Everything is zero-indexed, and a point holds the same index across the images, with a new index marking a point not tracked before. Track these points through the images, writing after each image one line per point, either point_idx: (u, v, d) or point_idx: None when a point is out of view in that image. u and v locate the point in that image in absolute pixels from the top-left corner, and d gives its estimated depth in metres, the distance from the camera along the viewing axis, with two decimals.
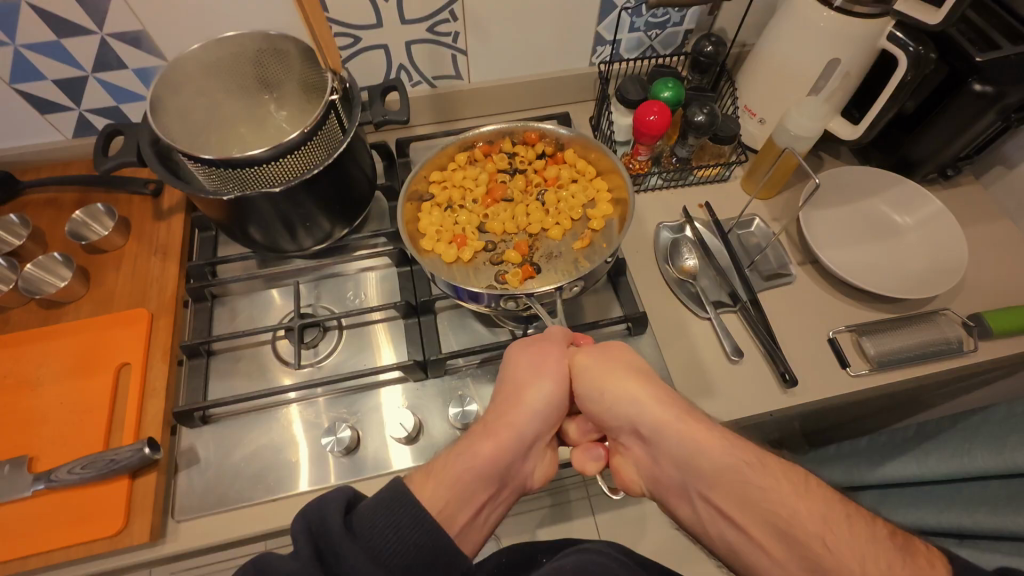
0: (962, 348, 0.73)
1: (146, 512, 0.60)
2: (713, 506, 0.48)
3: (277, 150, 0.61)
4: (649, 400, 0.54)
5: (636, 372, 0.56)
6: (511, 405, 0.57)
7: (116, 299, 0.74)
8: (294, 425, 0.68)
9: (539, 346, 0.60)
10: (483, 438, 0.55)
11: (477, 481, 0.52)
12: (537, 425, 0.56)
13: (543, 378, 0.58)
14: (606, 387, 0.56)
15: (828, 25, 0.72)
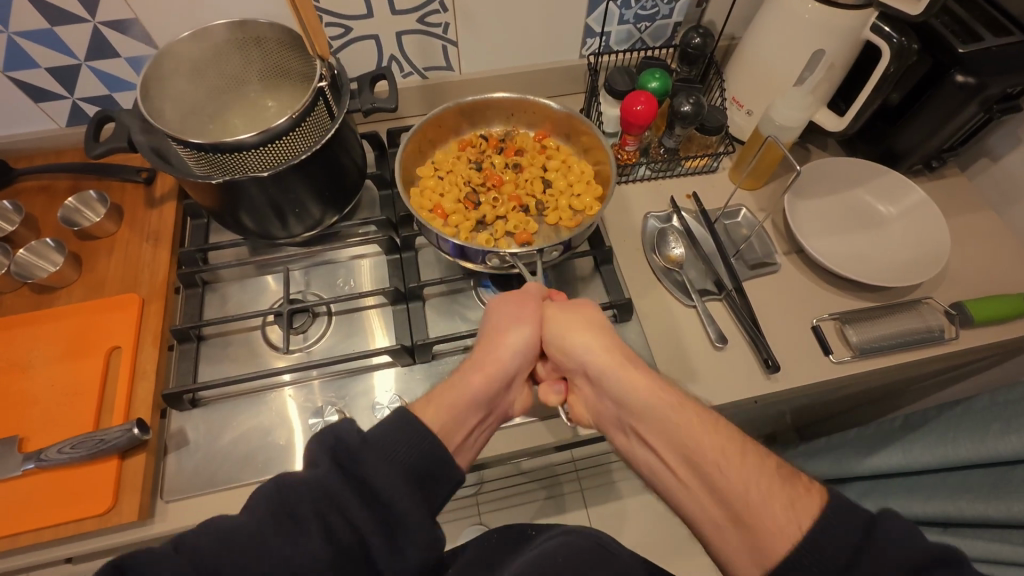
0: (944, 336, 0.74)
1: (135, 492, 0.61)
2: (647, 445, 0.54)
3: (266, 136, 0.62)
4: (599, 346, 0.58)
5: (592, 322, 0.60)
6: (495, 343, 0.60)
7: (108, 284, 0.74)
8: (289, 407, 0.69)
9: (509, 293, 0.63)
10: (473, 370, 0.58)
11: (471, 403, 0.56)
12: (522, 358, 0.60)
13: (521, 320, 0.61)
14: (569, 335, 0.60)
15: (812, 17, 0.73)
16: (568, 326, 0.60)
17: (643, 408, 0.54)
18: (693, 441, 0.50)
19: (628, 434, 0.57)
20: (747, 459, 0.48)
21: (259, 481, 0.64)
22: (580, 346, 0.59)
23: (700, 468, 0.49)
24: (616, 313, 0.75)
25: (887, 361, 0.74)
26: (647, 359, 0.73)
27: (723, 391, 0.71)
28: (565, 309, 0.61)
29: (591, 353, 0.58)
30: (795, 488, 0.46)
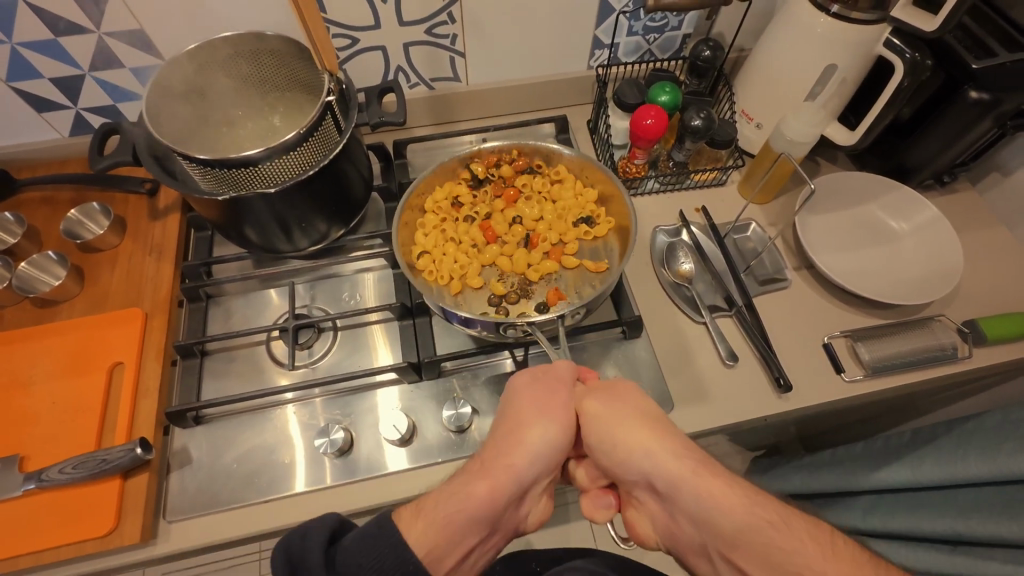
0: (957, 355, 0.73)
1: (137, 513, 0.60)
2: (739, 572, 0.50)
3: (273, 151, 0.61)
4: (663, 452, 0.53)
5: (635, 418, 0.55)
6: (519, 431, 0.55)
7: (110, 298, 0.73)
8: (290, 427, 0.68)
9: (546, 404, 0.57)
10: (480, 477, 0.53)
11: (471, 522, 0.51)
12: (536, 468, 0.54)
13: (543, 418, 0.56)
14: (615, 434, 0.55)
15: (824, 31, 0.72)
16: (614, 420, 0.56)
17: (727, 522, 0.49)
18: (747, 523, 0.49)
19: (714, 563, 0.52)
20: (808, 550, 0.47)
21: (262, 501, 0.63)
22: (614, 435, 0.55)
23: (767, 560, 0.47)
24: (625, 330, 0.74)
25: (897, 379, 0.73)
26: (657, 377, 0.72)
27: (734, 410, 0.71)
28: (608, 411, 0.56)
29: (654, 463, 0.53)
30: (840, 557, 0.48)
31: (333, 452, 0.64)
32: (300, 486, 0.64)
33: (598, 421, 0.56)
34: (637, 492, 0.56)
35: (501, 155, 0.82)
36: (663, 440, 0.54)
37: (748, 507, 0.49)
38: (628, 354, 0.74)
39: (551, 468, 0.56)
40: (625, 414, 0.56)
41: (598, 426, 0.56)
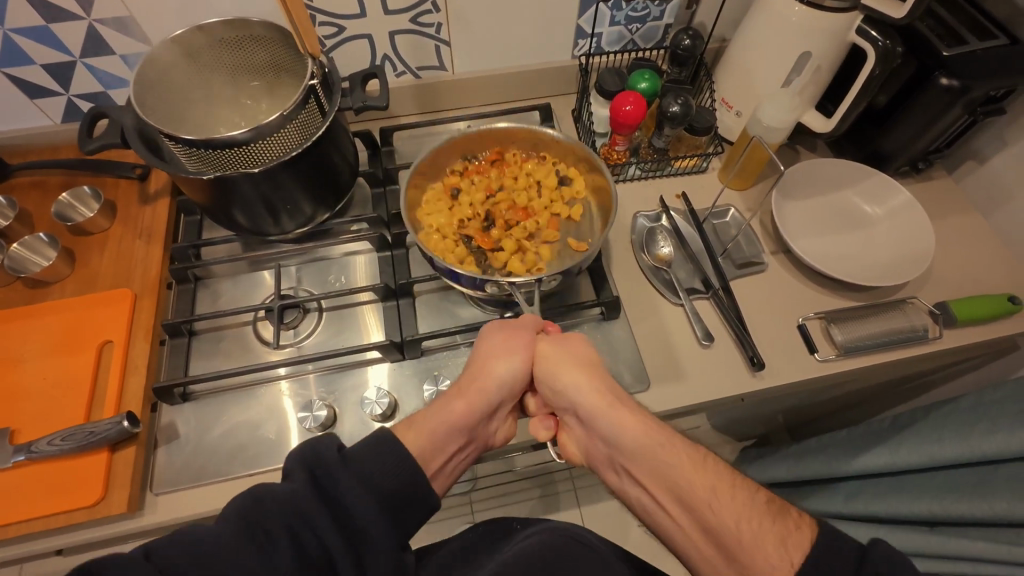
0: (927, 335, 0.75)
1: (124, 485, 0.62)
2: (640, 483, 0.54)
3: (256, 133, 0.63)
4: (588, 387, 0.58)
5: (585, 360, 0.61)
6: (504, 351, 0.61)
7: (100, 280, 0.75)
8: (284, 401, 0.70)
9: (509, 326, 0.63)
10: (457, 397, 0.59)
11: (453, 432, 0.57)
12: (502, 391, 0.61)
13: (509, 352, 0.61)
14: (560, 373, 0.60)
15: (798, 20, 0.74)
16: (562, 338, 0.63)
17: (630, 444, 0.55)
18: (656, 445, 0.54)
19: (618, 472, 0.57)
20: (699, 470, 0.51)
21: (248, 474, 0.65)
22: (557, 370, 0.60)
23: (652, 467, 0.53)
24: (604, 310, 0.76)
25: (870, 359, 0.75)
26: (634, 357, 0.74)
27: (708, 389, 0.72)
28: (557, 349, 0.61)
29: (580, 393, 0.58)
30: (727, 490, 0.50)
31: (316, 426, 0.66)
32: None
33: (546, 351, 0.61)
34: (574, 424, 0.62)
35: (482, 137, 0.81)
36: (592, 373, 0.60)
37: (659, 430, 0.55)
38: (607, 335, 0.76)
39: (522, 383, 0.62)
40: (571, 351, 0.62)
41: (546, 360, 0.61)
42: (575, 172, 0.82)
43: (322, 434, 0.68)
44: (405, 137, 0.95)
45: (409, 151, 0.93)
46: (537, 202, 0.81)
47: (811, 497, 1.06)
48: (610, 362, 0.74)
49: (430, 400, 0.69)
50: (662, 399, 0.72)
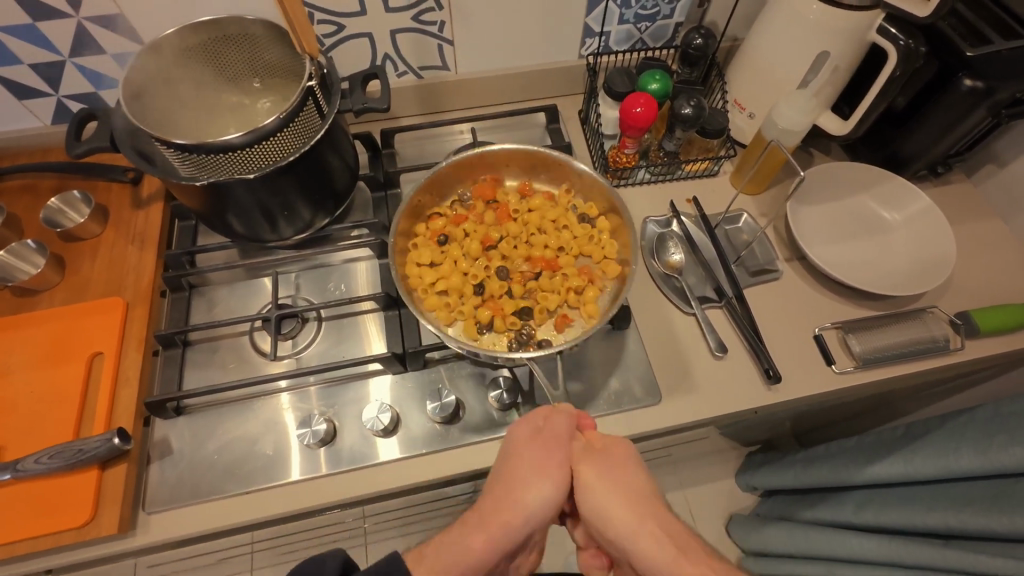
0: (949, 346, 0.72)
1: (115, 503, 0.59)
2: None
3: (253, 136, 0.60)
4: (639, 536, 0.51)
5: (629, 494, 0.53)
6: (535, 470, 0.54)
7: (91, 287, 0.72)
8: (285, 416, 0.67)
9: (541, 439, 0.56)
10: (474, 529, 0.51)
11: (470, 575, 0.50)
12: (532, 525, 0.53)
13: (543, 477, 0.54)
14: (606, 508, 0.53)
15: (816, 18, 0.71)
16: (604, 458, 0.56)
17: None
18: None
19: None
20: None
21: (245, 492, 0.63)
22: (599, 498, 0.53)
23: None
24: (613, 320, 0.73)
25: (889, 371, 0.72)
26: (644, 369, 0.72)
27: (720, 402, 0.70)
28: (600, 476, 0.54)
29: (627, 538, 0.51)
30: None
31: (315, 442, 0.64)
32: (294, 475, 0.64)
33: (586, 472, 0.55)
34: (623, 569, 0.57)
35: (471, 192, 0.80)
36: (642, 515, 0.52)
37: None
38: (616, 345, 0.73)
39: (554, 510, 0.54)
40: (614, 480, 0.54)
41: (589, 489, 0.54)
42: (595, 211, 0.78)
43: (324, 450, 0.66)
44: (407, 139, 0.92)
45: (411, 153, 0.90)
46: (554, 244, 0.75)
47: (821, 507, 1.04)
48: (619, 373, 0.71)
49: (434, 415, 0.66)
50: (674, 412, 0.69)
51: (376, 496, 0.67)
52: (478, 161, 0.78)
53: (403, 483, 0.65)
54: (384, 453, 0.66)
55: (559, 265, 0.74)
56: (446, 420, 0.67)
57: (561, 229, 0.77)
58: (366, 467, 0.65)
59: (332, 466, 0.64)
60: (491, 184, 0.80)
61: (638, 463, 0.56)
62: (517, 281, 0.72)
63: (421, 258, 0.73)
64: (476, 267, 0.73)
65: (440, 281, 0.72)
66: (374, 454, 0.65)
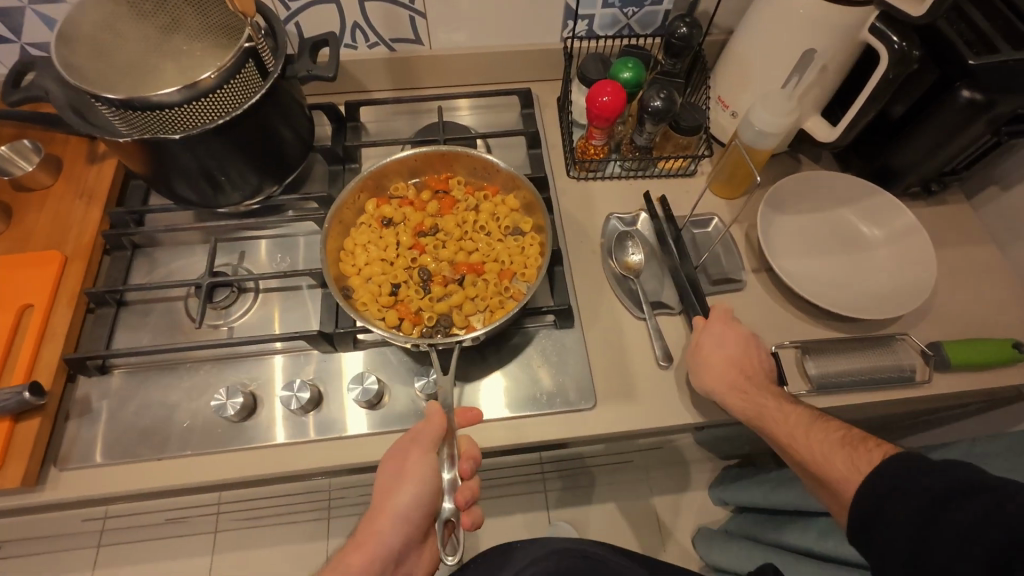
0: (914, 378, 0.67)
1: (22, 457, 0.59)
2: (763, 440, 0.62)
3: (187, 93, 0.58)
4: (695, 362, 0.65)
5: (721, 339, 0.65)
6: (694, 360, 0.65)
7: (34, 238, 0.72)
8: (277, 376, 0.67)
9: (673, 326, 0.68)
10: (353, 548, 0.52)
11: None
12: (403, 532, 0.53)
13: (403, 484, 0.51)
14: (703, 347, 0.65)
15: (806, 13, 0.66)
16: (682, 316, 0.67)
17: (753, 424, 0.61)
18: (788, 433, 0.58)
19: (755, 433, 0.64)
20: (822, 441, 0.56)
21: (157, 459, 0.62)
22: (720, 373, 0.63)
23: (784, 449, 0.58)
24: (557, 318, 0.70)
25: (845, 399, 0.67)
26: (584, 371, 0.68)
27: (656, 413, 0.67)
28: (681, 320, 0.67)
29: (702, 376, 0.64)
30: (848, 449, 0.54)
31: (233, 415, 0.62)
32: (281, 438, 0.64)
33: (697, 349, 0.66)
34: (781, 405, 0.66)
35: (424, 182, 0.76)
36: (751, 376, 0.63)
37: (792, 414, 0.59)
38: (558, 344, 0.70)
39: (426, 514, 0.53)
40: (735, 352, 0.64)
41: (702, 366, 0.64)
42: (530, 223, 0.71)
43: (243, 423, 0.64)
44: (377, 114, 0.89)
45: (379, 128, 0.88)
46: (484, 249, 0.70)
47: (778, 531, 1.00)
48: (556, 374, 0.68)
49: (357, 400, 0.64)
50: (607, 419, 0.66)
51: (294, 475, 0.66)
52: (431, 163, 0.73)
53: (317, 464, 0.63)
54: (356, 426, 0.65)
55: (484, 270, 0.69)
56: (371, 404, 0.65)
57: (494, 234, 0.71)
58: (280, 446, 0.64)
59: (245, 442, 0.63)
60: (445, 177, 0.75)
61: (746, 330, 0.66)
62: (437, 282, 0.67)
63: (359, 240, 0.69)
64: (403, 260, 0.69)
65: (367, 265, 0.68)
66: (303, 433, 0.64)
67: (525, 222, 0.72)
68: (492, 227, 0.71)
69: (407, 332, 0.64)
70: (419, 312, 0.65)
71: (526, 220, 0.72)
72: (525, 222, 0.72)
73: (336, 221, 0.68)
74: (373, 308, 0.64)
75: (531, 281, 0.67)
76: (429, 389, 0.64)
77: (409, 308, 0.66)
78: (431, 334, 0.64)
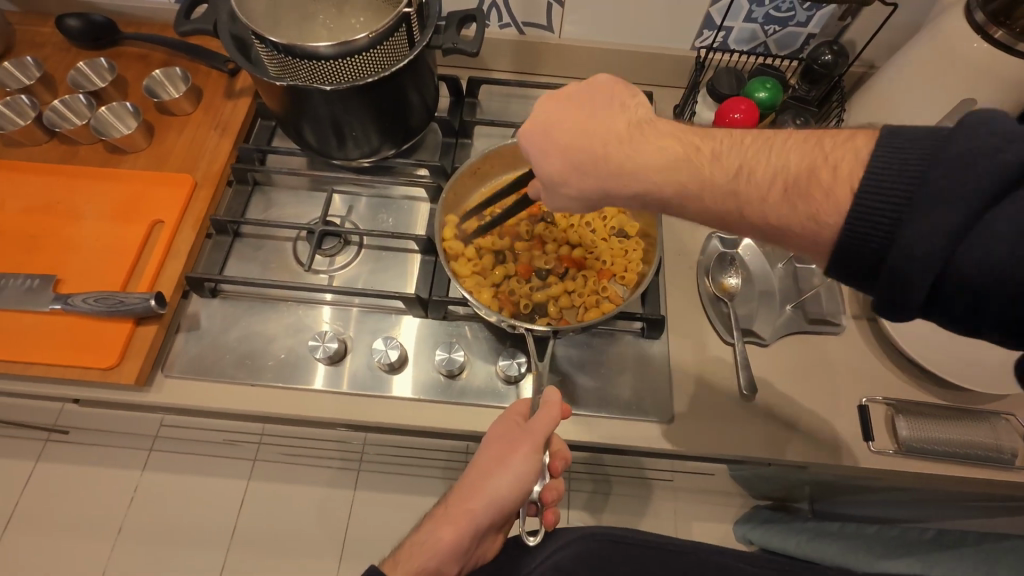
0: (1013, 463, 0.63)
1: (138, 358, 0.64)
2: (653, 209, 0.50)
3: (341, 50, 0.60)
4: (546, 127, 0.53)
5: (564, 129, 0.52)
6: (543, 152, 0.53)
7: (170, 159, 0.77)
8: (326, 323, 0.70)
9: (552, 140, 0.53)
10: (442, 522, 0.52)
11: (443, 565, 0.51)
12: (496, 517, 0.53)
13: (503, 466, 0.53)
14: (549, 132, 0.53)
15: (974, 59, 0.62)
16: (545, 121, 0.53)
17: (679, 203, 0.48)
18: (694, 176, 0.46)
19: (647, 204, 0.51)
20: (662, 150, 0.48)
21: (249, 383, 0.66)
22: (631, 170, 0.49)
23: (643, 198, 0.50)
24: (645, 327, 0.70)
25: (934, 469, 0.64)
26: (664, 384, 0.68)
27: (729, 442, 0.66)
28: (545, 116, 0.54)
29: (565, 178, 0.52)
30: (685, 172, 0.46)
31: (323, 357, 0.65)
32: (317, 384, 0.66)
33: (561, 129, 0.52)
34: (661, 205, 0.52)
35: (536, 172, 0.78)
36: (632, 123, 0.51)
37: (592, 125, 0.51)
38: (642, 353, 0.70)
39: (517, 503, 0.53)
40: (587, 153, 0.51)
41: (556, 135, 0.53)
42: (637, 228, 0.72)
43: (328, 365, 0.67)
44: (493, 93, 0.90)
45: (494, 108, 0.89)
46: (588, 245, 0.71)
47: None
48: (635, 382, 0.68)
49: (440, 366, 0.66)
50: (679, 437, 0.66)
51: (362, 424, 0.68)
52: None
53: (392, 420, 0.66)
54: (399, 388, 0.67)
55: (583, 265, 0.70)
56: (451, 374, 0.66)
57: (601, 233, 0.72)
58: (358, 394, 0.66)
59: (328, 384, 0.66)
60: None
61: (588, 91, 0.54)
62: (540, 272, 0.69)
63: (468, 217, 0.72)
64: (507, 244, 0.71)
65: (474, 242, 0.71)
66: (337, 382, 0.66)
67: (632, 227, 0.72)
68: (599, 226, 0.72)
69: (506, 314, 0.66)
70: (517, 298, 0.68)
71: (632, 225, 0.72)
72: (634, 225, 0.72)
73: (450, 195, 0.71)
74: (473, 286, 0.67)
75: (629, 286, 0.68)
76: (512, 373, 0.66)
77: (508, 292, 0.68)
78: (527, 320, 0.66)
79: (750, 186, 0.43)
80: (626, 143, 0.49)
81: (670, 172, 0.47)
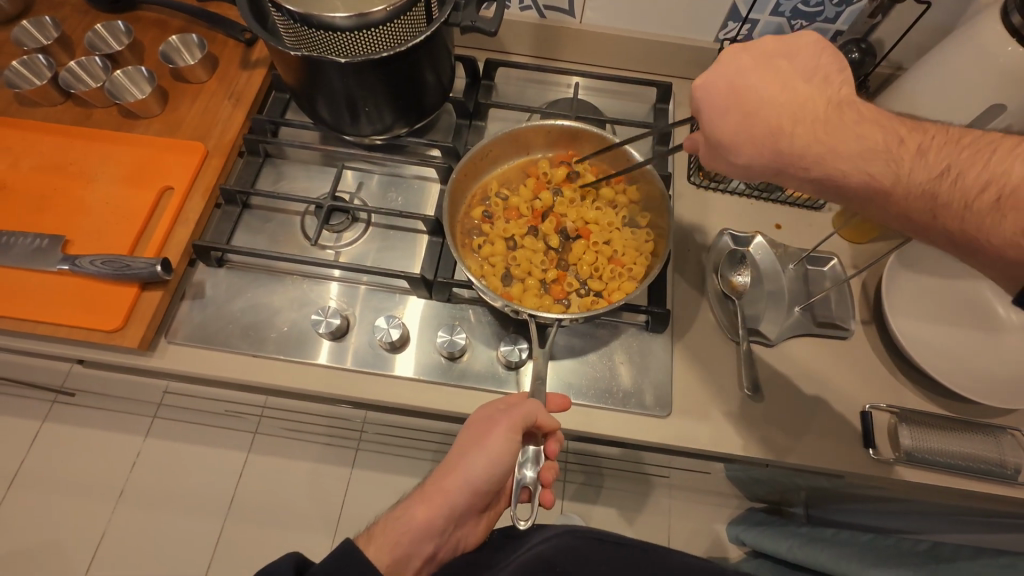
0: (1017, 479, 0.62)
1: (142, 322, 0.64)
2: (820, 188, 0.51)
3: (358, 22, 0.59)
4: (755, 80, 0.51)
5: (763, 91, 0.51)
6: (724, 109, 0.52)
7: (183, 127, 0.77)
8: (333, 298, 0.70)
9: (737, 98, 0.52)
10: (419, 500, 0.52)
11: (416, 542, 0.50)
12: (473, 497, 0.53)
13: (480, 447, 0.53)
14: (746, 84, 0.52)
15: (1007, 63, 0.60)
16: (738, 77, 0.52)
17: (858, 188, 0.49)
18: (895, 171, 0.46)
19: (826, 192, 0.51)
20: (869, 136, 0.48)
21: (252, 354, 0.66)
22: (816, 147, 0.49)
23: (823, 184, 0.50)
24: (650, 321, 0.69)
25: (934, 479, 0.63)
26: (665, 379, 0.67)
27: (727, 440, 0.65)
28: (743, 69, 0.52)
29: (737, 142, 0.52)
30: (880, 154, 0.47)
31: (325, 332, 0.65)
32: (322, 358, 0.66)
33: (745, 84, 0.52)
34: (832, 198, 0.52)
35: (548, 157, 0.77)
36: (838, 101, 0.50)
37: (779, 87, 0.50)
38: (646, 346, 0.69)
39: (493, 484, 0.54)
40: (770, 120, 0.50)
41: (740, 97, 0.52)
42: (646, 220, 0.72)
43: (332, 341, 0.67)
44: (511, 77, 0.89)
45: (510, 92, 0.88)
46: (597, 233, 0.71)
47: None
48: (637, 375, 0.67)
49: (441, 348, 0.66)
50: (677, 432, 0.65)
51: (362, 402, 0.68)
52: (561, 139, 0.74)
53: (392, 399, 0.66)
54: (401, 368, 0.66)
55: (594, 245, 0.70)
56: (452, 356, 0.66)
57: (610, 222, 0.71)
58: (361, 371, 0.66)
59: (331, 359, 0.66)
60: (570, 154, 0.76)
61: (800, 51, 0.52)
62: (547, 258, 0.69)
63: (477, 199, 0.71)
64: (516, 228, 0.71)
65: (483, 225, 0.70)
66: (341, 359, 0.66)
67: (642, 217, 0.72)
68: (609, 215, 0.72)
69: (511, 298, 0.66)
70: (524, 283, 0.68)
71: (643, 215, 0.72)
72: (643, 216, 0.72)
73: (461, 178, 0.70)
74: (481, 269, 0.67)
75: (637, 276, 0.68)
76: (513, 359, 0.65)
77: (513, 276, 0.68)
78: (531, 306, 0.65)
79: (957, 179, 0.45)
80: (812, 110, 0.49)
81: (868, 155, 0.47)
